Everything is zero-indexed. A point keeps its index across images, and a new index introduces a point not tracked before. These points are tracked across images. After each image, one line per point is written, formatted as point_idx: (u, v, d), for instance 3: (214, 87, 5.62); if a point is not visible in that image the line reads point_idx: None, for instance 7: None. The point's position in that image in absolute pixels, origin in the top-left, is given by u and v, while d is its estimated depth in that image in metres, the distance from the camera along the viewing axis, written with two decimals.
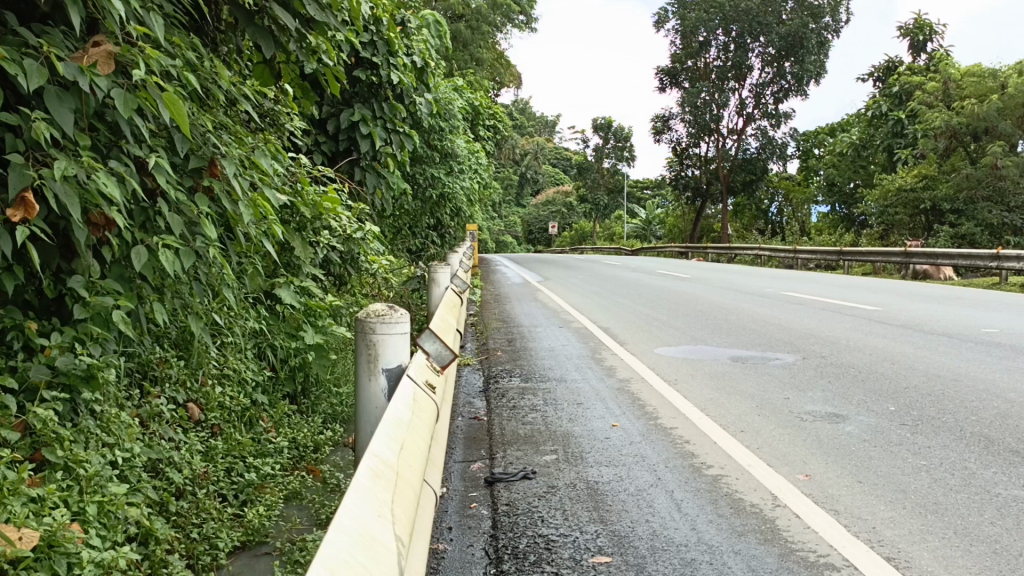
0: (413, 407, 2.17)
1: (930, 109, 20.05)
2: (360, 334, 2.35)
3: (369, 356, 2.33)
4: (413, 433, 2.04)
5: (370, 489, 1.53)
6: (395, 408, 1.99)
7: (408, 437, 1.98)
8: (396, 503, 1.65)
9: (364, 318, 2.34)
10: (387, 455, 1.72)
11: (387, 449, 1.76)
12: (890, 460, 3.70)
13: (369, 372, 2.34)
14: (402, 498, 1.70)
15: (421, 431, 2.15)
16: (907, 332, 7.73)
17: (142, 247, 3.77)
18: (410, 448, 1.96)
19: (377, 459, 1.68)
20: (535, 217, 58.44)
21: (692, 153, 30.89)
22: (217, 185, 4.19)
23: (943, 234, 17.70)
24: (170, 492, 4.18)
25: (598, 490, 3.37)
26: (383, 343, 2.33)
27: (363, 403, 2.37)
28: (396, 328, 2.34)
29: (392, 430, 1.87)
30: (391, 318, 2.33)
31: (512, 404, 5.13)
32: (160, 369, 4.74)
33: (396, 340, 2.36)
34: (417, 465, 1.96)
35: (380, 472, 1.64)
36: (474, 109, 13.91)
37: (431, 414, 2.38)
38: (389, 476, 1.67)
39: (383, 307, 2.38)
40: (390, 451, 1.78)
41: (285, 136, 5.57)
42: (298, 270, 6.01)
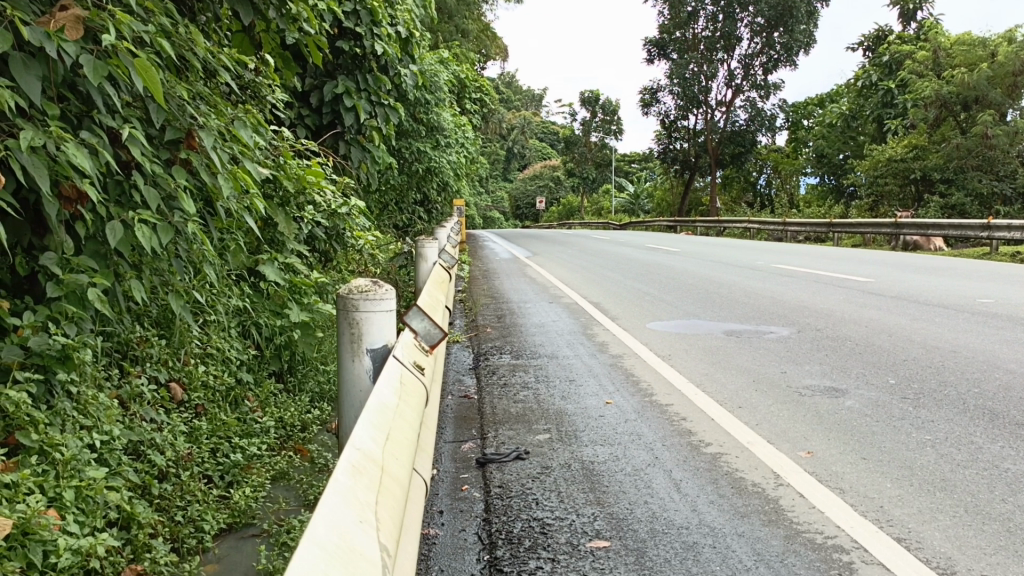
0: (401, 391, 2.04)
1: (921, 79, 19.92)
2: (342, 312, 2.21)
3: (352, 336, 2.20)
4: (401, 420, 1.91)
5: (350, 490, 1.40)
6: (381, 394, 1.86)
7: (395, 426, 1.84)
8: (381, 502, 1.51)
9: (347, 294, 2.19)
10: (371, 448, 1.59)
11: (371, 441, 1.63)
12: (894, 435, 3.62)
13: (353, 352, 2.21)
14: (389, 497, 1.57)
15: (410, 417, 2.02)
16: (902, 303, 7.66)
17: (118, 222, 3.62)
18: (398, 437, 1.83)
19: (359, 453, 1.55)
20: (523, 192, 58.20)
21: (680, 126, 30.74)
22: (196, 157, 4.03)
23: (933, 205, 17.63)
24: (153, 474, 4.04)
25: (594, 471, 3.26)
26: (368, 321, 2.19)
27: (345, 386, 2.25)
28: (383, 306, 2.20)
29: (378, 419, 1.75)
30: (376, 295, 2.18)
31: (503, 382, 5.01)
32: (141, 349, 4.59)
33: (382, 318, 2.22)
34: (406, 455, 1.83)
35: (362, 467, 1.51)
36: (460, 82, 13.68)
37: (422, 396, 2.25)
38: (373, 473, 1.54)
39: (367, 283, 2.24)
40: (374, 443, 1.64)
41: (268, 107, 5.39)
42: (282, 247, 5.86)
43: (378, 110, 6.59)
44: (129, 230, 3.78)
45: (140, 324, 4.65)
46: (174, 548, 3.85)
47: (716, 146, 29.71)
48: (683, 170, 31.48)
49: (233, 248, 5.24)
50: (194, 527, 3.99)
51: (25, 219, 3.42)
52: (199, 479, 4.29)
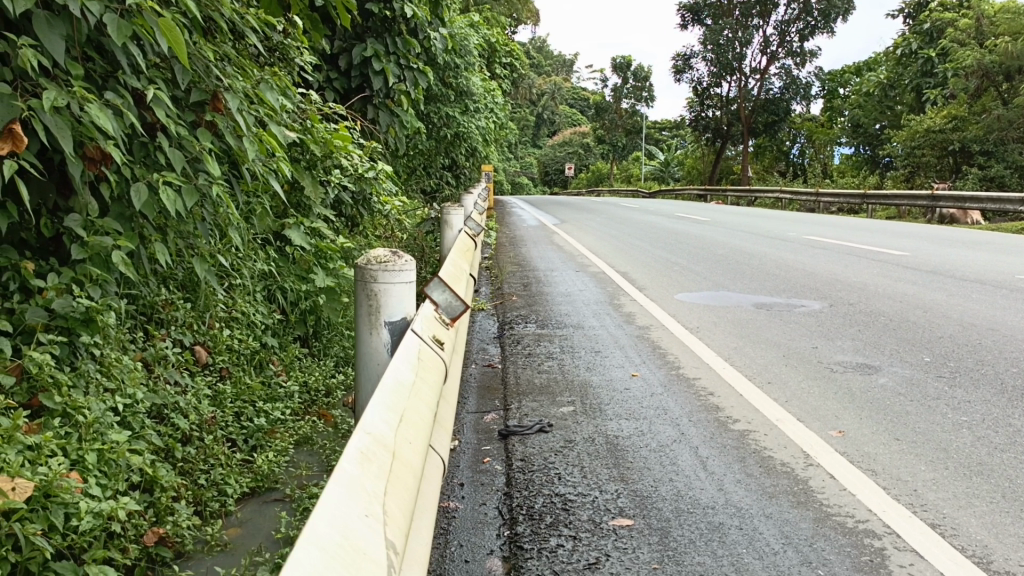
0: (417, 367, 1.95)
1: (963, 47, 19.34)
2: (360, 282, 2.13)
3: (370, 308, 2.13)
4: (416, 401, 1.82)
5: (357, 480, 1.30)
6: (394, 373, 1.76)
7: (409, 406, 1.75)
8: (392, 490, 1.42)
9: (365, 264, 2.11)
10: (382, 432, 1.49)
11: (382, 424, 1.53)
12: (929, 416, 3.51)
13: (370, 325, 2.14)
14: (400, 486, 1.47)
15: (427, 395, 1.94)
16: (938, 278, 7.47)
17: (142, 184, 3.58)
18: (412, 418, 1.73)
19: (369, 438, 1.45)
20: (552, 158, 57.77)
21: (713, 93, 30.23)
22: (221, 120, 3.97)
23: (972, 177, 17.20)
24: (176, 438, 4.03)
25: (618, 446, 3.18)
26: (387, 293, 2.12)
27: (362, 360, 2.18)
28: (401, 277, 2.12)
29: (389, 399, 1.65)
30: (395, 266, 2.10)
31: (527, 351, 4.95)
32: (166, 312, 4.57)
33: (400, 290, 2.14)
34: (420, 437, 1.74)
35: (371, 454, 1.41)
36: (490, 46, 13.49)
37: (439, 372, 2.17)
38: (383, 460, 1.44)
39: (385, 253, 2.16)
40: (385, 426, 1.55)
41: (296, 71, 5.32)
42: (308, 211, 5.80)
43: (407, 74, 6.49)
44: (153, 192, 3.73)
45: (166, 287, 4.63)
46: (197, 511, 3.86)
47: (749, 114, 29.19)
48: (715, 139, 31.02)
49: (258, 212, 5.20)
50: (217, 490, 3.99)
51: (50, 180, 3.38)
52: (224, 443, 4.29)
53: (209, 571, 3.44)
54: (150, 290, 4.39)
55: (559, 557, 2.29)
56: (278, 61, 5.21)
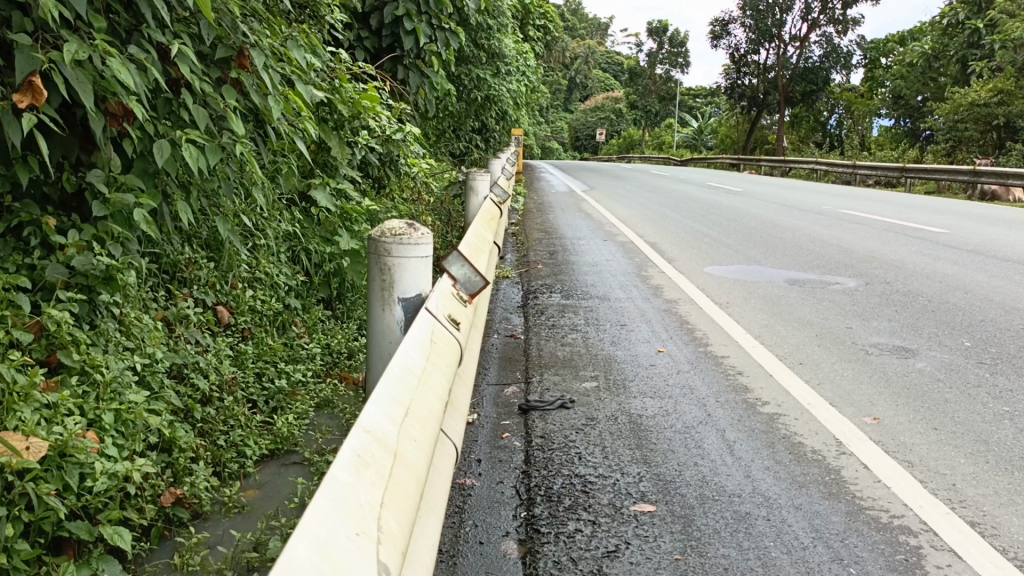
0: (429, 351, 1.84)
1: (1014, 18, 18.64)
2: (373, 256, 2.04)
3: (383, 284, 2.04)
4: (425, 390, 1.70)
5: (350, 492, 1.18)
6: (400, 360, 1.64)
7: (416, 397, 1.63)
8: (391, 497, 1.30)
9: (379, 237, 2.02)
10: (382, 431, 1.37)
11: (383, 421, 1.41)
12: (968, 405, 3.36)
13: (383, 302, 2.05)
14: (402, 491, 1.35)
15: (440, 379, 1.83)
16: (979, 258, 7.23)
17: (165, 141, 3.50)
18: (420, 411, 1.61)
19: (367, 439, 1.32)
20: (583, 123, 57.12)
21: (750, 60, 29.60)
22: (246, 77, 3.87)
23: (1015, 153, 16.65)
24: (196, 398, 3.98)
25: (642, 427, 3.08)
26: (402, 268, 2.02)
27: (374, 338, 2.10)
28: (416, 251, 2.02)
29: (393, 392, 1.53)
30: (409, 239, 2.00)
31: (551, 323, 4.85)
32: (189, 271, 4.50)
33: (416, 265, 2.04)
34: (428, 431, 1.62)
35: (369, 458, 1.29)
36: (524, 8, 13.22)
37: (455, 353, 2.05)
38: (383, 464, 1.32)
39: (400, 225, 2.05)
40: (388, 424, 1.42)
41: (326, 29, 5.20)
42: (334, 172, 5.70)
43: (438, 35, 6.32)
44: (176, 149, 3.65)
45: (189, 244, 4.56)
46: (216, 472, 3.83)
47: (786, 82, 28.55)
48: (750, 107, 30.42)
49: (284, 171, 5.10)
50: (236, 452, 3.95)
51: (72, 135, 3.32)
52: (245, 405, 4.24)
53: (225, 533, 3.40)
54: (173, 249, 4.32)
55: (577, 543, 2.20)
56: (308, 18, 5.08)
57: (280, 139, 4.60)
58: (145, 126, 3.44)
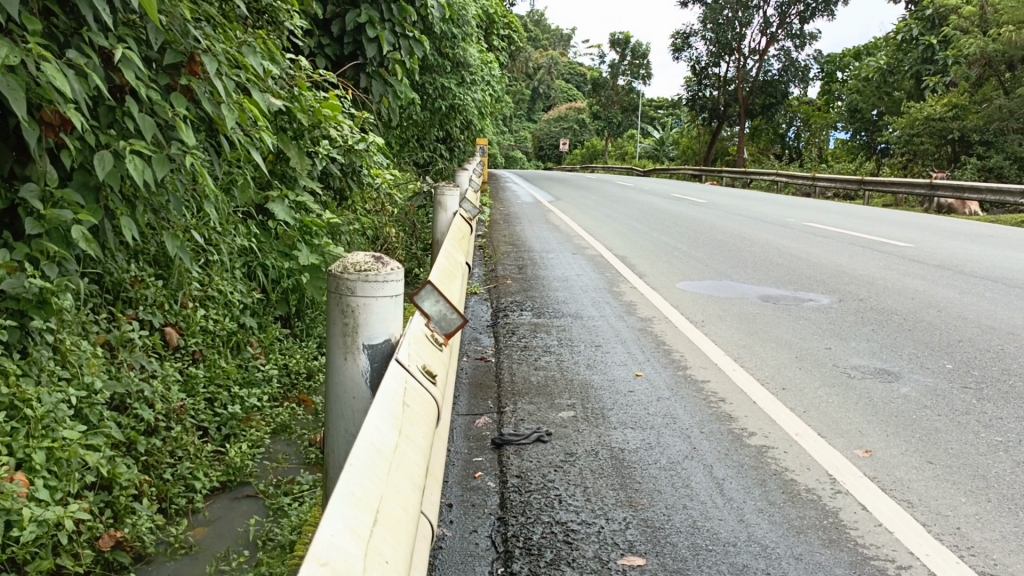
0: (400, 423, 1.51)
1: (965, 34, 18.79)
2: (334, 294, 1.65)
3: (344, 329, 1.64)
4: (395, 478, 1.37)
5: None
6: (364, 444, 1.31)
7: (387, 494, 1.30)
8: None
9: (341, 273, 1.63)
10: (343, 563, 1.04)
11: (346, 543, 1.08)
12: (960, 435, 3.20)
13: (345, 349, 1.66)
14: None
15: (413, 458, 1.50)
16: (947, 273, 7.15)
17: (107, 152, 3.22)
18: (391, 512, 1.28)
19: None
20: (545, 133, 57.16)
21: (710, 73, 29.78)
22: (198, 84, 3.61)
23: (970, 166, 16.74)
24: (140, 429, 3.66)
25: (624, 464, 2.87)
26: (368, 310, 1.63)
27: (333, 393, 1.70)
28: (386, 289, 1.64)
29: (356, 495, 1.20)
30: (378, 276, 1.62)
31: (523, 344, 4.63)
32: (135, 290, 4.20)
33: (384, 307, 1.65)
34: (403, 537, 1.29)
35: None
36: (489, 17, 13.03)
37: (428, 414, 1.71)
38: None
39: (363, 258, 1.68)
40: (351, 548, 1.09)
41: (286, 36, 4.94)
42: (294, 184, 5.41)
43: (402, 43, 6.09)
44: (120, 160, 3.36)
45: (135, 261, 4.26)
46: (160, 508, 3.53)
47: (746, 95, 28.76)
48: (711, 119, 30.59)
49: (240, 183, 4.82)
50: (184, 485, 3.66)
51: (5, 147, 3.06)
52: (196, 433, 3.94)
53: None
54: (117, 266, 4.01)
55: None
56: (265, 24, 4.81)
57: (233, 150, 4.33)
58: (85, 136, 3.17)
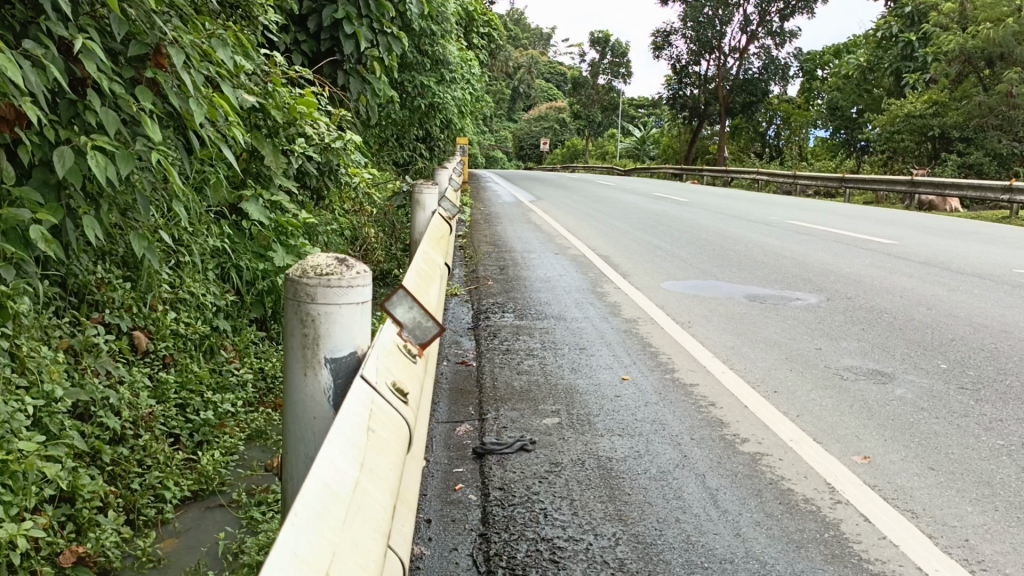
0: (363, 459, 1.35)
1: (944, 31, 18.81)
2: (292, 301, 1.48)
3: (303, 340, 1.48)
4: (351, 527, 1.20)
5: None
6: (313, 488, 1.15)
7: (340, 550, 1.13)
8: None
9: (299, 277, 1.46)
10: None
11: None
12: (961, 439, 3.09)
13: (304, 364, 1.49)
14: None
15: (375, 498, 1.34)
16: (933, 271, 7.08)
17: (67, 148, 3.04)
18: (345, 571, 1.12)
19: None
20: (527, 133, 57.01)
21: (691, 71, 29.75)
22: (164, 78, 3.43)
23: (950, 163, 16.73)
24: (105, 438, 3.48)
25: (612, 474, 2.73)
26: (330, 320, 1.47)
27: (292, 414, 1.53)
28: (350, 294, 1.47)
29: (303, 555, 1.03)
30: (341, 279, 1.46)
31: (505, 347, 4.47)
32: (101, 292, 4.00)
33: (348, 315, 1.49)
34: None
35: None
36: (468, 15, 12.90)
37: (398, 440, 1.53)
38: None
39: (324, 258, 1.51)
40: None
41: (260, 30, 4.76)
42: (268, 182, 5.21)
43: (380, 39, 5.93)
44: (81, 156, 3.18)
45: (102, 262, 4.07)
46: (127, 520, 3.35)
47: (726, 93, 28.78)
48: (692, 118, 30.56)
49: (212, 182, 4.63)
50: (153, 495, 3.48)
51: None
52: (167, 440, 3.76)
53: None
54: (82, 267, 3.82)
55: None
56: (239, 18, 4.62)
57: (205, 147, 4.15)
58: (43, 131, 2.98)
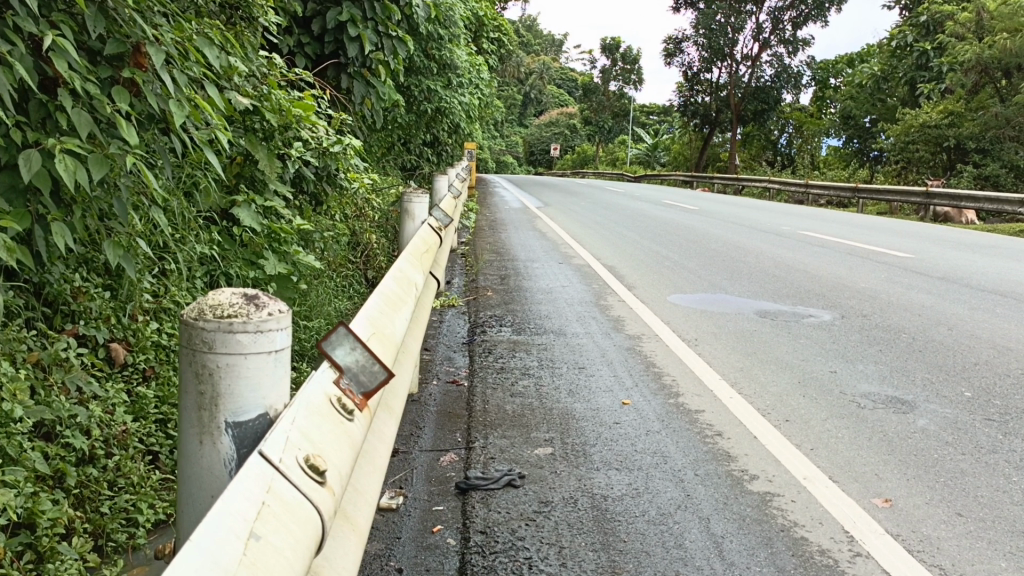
0: None
1: (961, 41, 18.46)
2: (187, 348, 1.24)
3: (199, 400, 1.25)
4: None
5: None
6: None
7: None
8: None
9: (191, 321, 1.23)
10: None
11: None
12: (990, 479, 2.84)
13: (200, 431, 1.27)
14: None
15: None
16: (951, 288, 6.80)
17: (35, 152, 2.71)
18: None
19: None
20: (536, 138, 56.68)
21: (703, 78, 29.41)
22: (144, 80, 3.07)
23: (967, 174, 16.39)
24: (72, 461, 3.08)
25: (606, 517, 2.48)
26: (229, 376, 1.23)
27: (186, 490, 1.30)
28: (259, 341, 1.24)
29: None
30: (247, 322, 1.22)
31: (499, 365, 4.23)
32: (77, 302, 3.59)
33: (253, 372, 1.25)
34: None
35: None
36: (479, 20, 12.67)
37: (301, 542, 1.15)
38: None
39: (228, 296, 1.27)
40: None
41: (260, 32, 4.38)
42: (262, 188, 4.81)
43: (386, 42, 5.67)
44: (49, 160, 2.86)
45: (81, 268, 3.64)
46: (96, 546, 3.01)
47: (738, 101, 28.41)
48: (703, 125, 30.19)
49: (202, 186, 4.29)
50: (125, 518, 3.11)
51: None
52: (145, 459, 3.37)
53: None
54: (58, 276, 3.43)
55: None
56: (238, 20, 4.26)
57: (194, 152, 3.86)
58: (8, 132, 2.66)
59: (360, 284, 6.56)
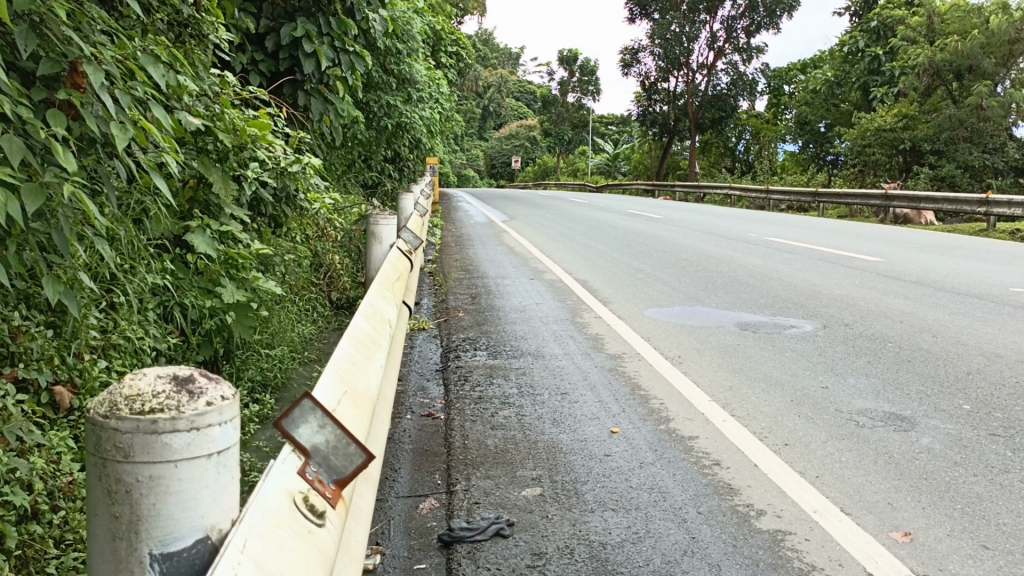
0: None
1: (913, 46, 18.67)
2: (97, 459, 1.12)
3: (115, 528, 1.12)
4: None
5: None
6: None
7: None
8: None
9: (101, 418, 1.10)
10: None
11: None
12: (1010, 503, 2.66)
13: (117, 564, 1.12)
14: None
15: None
16: (926, 292, 6.71)
17: None
18: None
19: None
20: (496, 152, 56.46)
21: (659, 87, 29.47)
22: (82, 101, 2.72)
23: (923, 176, 16.54)
24: (13, 520, 2.70)
25: (607, 570, 2.24)
26: (156, 495, 1.10)
27: None
28: (195, 444, 1.11)
29: None
30: (176, 418, 1.09)
31: (477, 395, 3.97)
32: (15, 344, 3.21)
33: (186, 486, 1.11)
34: None
35: None
36: (435, 34, 12.45)
37: None
38: None
39: (151, 383, 1.14)
40: None
41: (211, 49, 4.08)
42: (218, 212, 4.45)
43: (342, 58, 5.35)
44: None
45: (20, 305, 3.24)
46: None
47: (696, 109, 28.50)
48: (662, 134, 30.20)
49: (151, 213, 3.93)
50: None
51: None
52: None
53: None
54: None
55: None
56: (188, 37, 3.94)
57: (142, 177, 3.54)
58: None
59: (323, 307, 6.25)
